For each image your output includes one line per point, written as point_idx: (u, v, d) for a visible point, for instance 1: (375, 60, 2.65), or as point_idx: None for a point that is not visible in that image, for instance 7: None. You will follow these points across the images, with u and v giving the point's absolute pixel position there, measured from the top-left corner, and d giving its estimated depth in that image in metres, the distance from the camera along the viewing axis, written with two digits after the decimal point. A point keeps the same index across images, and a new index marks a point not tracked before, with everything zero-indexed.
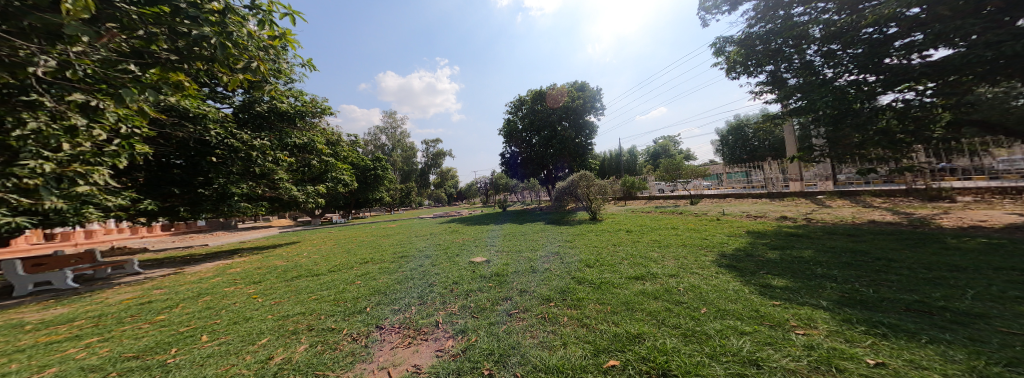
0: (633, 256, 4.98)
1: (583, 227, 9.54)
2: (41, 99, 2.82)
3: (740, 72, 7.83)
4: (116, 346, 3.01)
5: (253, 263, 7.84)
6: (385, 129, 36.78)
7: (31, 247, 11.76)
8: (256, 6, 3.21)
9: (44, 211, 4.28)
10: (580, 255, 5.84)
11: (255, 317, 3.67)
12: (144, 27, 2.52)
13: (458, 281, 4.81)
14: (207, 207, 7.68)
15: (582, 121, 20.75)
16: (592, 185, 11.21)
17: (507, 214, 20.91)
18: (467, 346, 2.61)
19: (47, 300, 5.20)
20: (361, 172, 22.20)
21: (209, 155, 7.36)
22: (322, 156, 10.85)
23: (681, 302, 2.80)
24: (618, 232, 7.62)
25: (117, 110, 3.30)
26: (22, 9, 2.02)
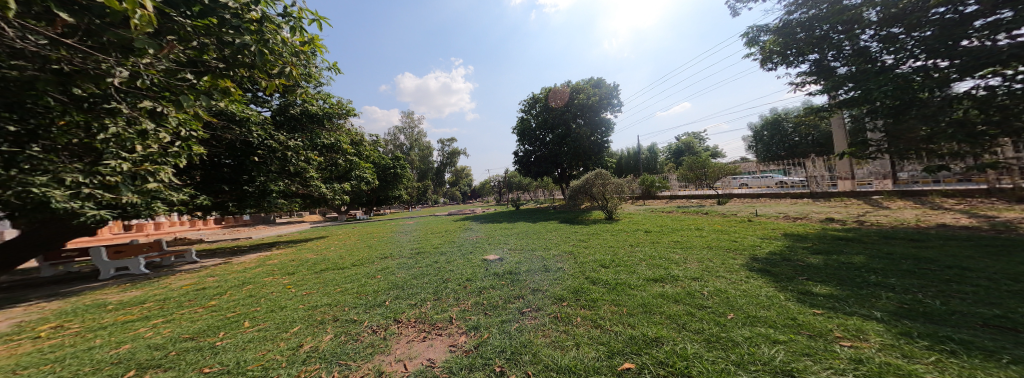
0: (652, 257, 4.81)
1: (599, 226, 9.32)
2: (118, 107, 3.21)
3: (777, 63, 7.27)
4: (176, 327, 3.36)
5: (288, 255, 8.41)
6: (403, 129, 37.99)
7: (114, 236, 13.46)
8: (287, 13, 3.41)
9: (122, 205, 4.86)
10: (595, 255, 5.73)
11: (288, 306, 3.95)
12: (197, 38, 2.76)
13: (471, 278, 4.89)
14: (251, 203, 8.34)
15: (599, 118, 20.33)
16: (609, 184, 10.91)
17: (524, 212, 20.92)
18: (480, 342, 2.65)
19: (126, 284, 5.90)
20: (382, 171, 23.10)
21: (252, 155, 8.01)
22: (347, 155, 11.41)
23: (705, 307, 2.66)
24: (636, 232, 7.38)
25: (176, 115, 3.66)
26: (102, 26, 2.29)
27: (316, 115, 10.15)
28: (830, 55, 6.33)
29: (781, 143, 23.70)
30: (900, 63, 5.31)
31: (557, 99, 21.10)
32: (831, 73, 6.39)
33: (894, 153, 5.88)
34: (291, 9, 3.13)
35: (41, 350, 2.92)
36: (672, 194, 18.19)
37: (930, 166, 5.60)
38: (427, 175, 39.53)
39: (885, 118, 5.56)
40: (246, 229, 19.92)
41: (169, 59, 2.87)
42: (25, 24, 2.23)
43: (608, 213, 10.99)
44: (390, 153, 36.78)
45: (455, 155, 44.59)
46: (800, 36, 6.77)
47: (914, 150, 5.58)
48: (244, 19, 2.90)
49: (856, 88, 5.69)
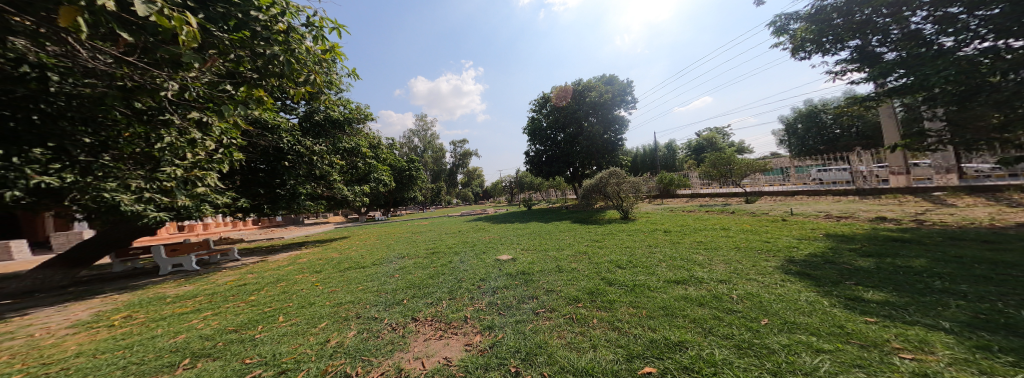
0: (672, 258, 4.64)
1: (615, 226, 9.08)
2: (173, 118, 3.53)
3: (812, 51, 6.81)
4: (222, 319, 3.62)
5: (317, 254, 8.83)
6: (417, 132, 38.90)
7: (170, 235, 14.83)
8: (310, 23, 3.58)
9: (177, 208, 5.30)
10: (611, 256, 5.59)
11: (317, 303, 4.14)
12: (234, 51, 2.95)
13: (485, 279, 4.91)
14: (283, 205, 8.79)
15: (612, 115, 19.93)
16: (625, 183, 10.60)
17: (539, 212, 20.85)
18: (494, 342, 2.65)
19: (181, 279, 6.43)
20: (398, 173, 23.65)
21: (283, 160, 8.52)
22: (366, 158, 11.82)
23: (734, 311, 2.53)
24: (654, 232, 7.12)
25: (219, 124, 3.95)
26: (156, 43, 2.49)
27: (337, 121, 10.58)
28: (875, 40, 5.85)
29: (819, 136, 22.06)
30: (962, 45, 4.82)
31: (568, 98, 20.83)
32: (878, 60, 5.86)
33: (959, 145, 5.33)
34: (312, 19, 3.28)
35: (114, 338, 3.24)
36: (693, 193, 17.48)
37: (1005, 158, 5.04)
38: (439, 176, 40.29)
39: (948, 105, 5.02)
40: (278, 230, 21.14)
41: (212, 72, 3.11)
42: (96, 45, 2.51)
43: (624, 213, 10.71)
44: (405, 155, 37.58)
45: (467, 156, 45.09)
46: (838, 22, 6.30)
47: (984, 141, 5.03)
48: (272, 30, 3.07)
49: (907, 74, 5.19)
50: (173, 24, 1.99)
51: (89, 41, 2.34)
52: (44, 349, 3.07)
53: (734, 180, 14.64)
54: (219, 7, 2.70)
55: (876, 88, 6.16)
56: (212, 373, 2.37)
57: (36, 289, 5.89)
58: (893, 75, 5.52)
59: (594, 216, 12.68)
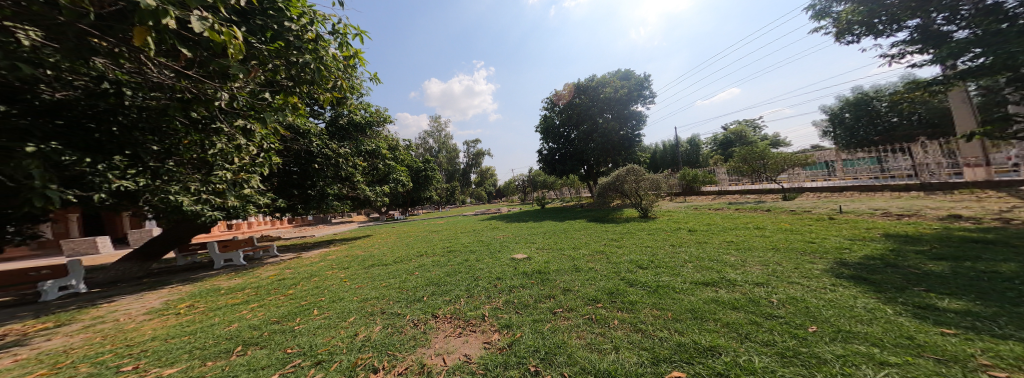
0: (698, 258, 4.43)
1: (634, 225, 8.81)
2: (223, 126, 3.85)
3: (864, 34, 6.23)
4: (266, 311, 3.90)
5: (344, 252, 9.27)
6: (432, 133, 39.75)
7: (221, 233, 16.32)
8: (335, 31, 3.75)
9: (226, 208, 5.78)
10: (631, 255, 5.42)
11: (345, 298, 4.35)
12: (273, 61, 3.15)
13: (501, 277, 4.92)
14: (315, 205, 9.32)
15: (628, 111, 19.41)
16: (644, 181, 10.25)
17: (556, 210, 20.69)
18: (512, 341, 2.65)
19: (230, 273, 6.99)
20: (415, 173, 24.27)
21: (314, 163, 9.06)
22: (386, 160, 12.22)
23: (774, 316, 2.37)
24: (677, 231, 6.83)
25: (260, 130, 4.26)
26: (209, 57, 2.72)
27: (359, 124, 11.02)
28: (940, 18, 5.25)
29: (873, 126, 19.63)
30: None
31: (581, 94, 20.41)
32: (945, 39, 5.27)
33: None
34: (338, 27, 3.42)
35: (180, 324, 3.59)
36: (720, 189, 16.59)
37: None
38: (454, 176, 41.02)
39: None
40: (309, 229, 22.57)
41: (254, 82, 3.35)
42: (162, 62, 2.80)
43: (643, 211, 10.36)
44: (421, 156, 38.48)
45: (480, 156, 45.67)
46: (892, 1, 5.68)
47: None
48: (304, 40, 3.25)
49: (984, 54, 4.60)
50: (221, 37, 2.15)
51: (156, 59, 2.62)
52: (125, 332, 3.47)
53: (767, 176, 13.71)
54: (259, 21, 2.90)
55: (944, 71, 5.52)
56: (260, 361, 2.55)
57: (117, 280, 6.68)
58: (967, 56, 4.93)
59: (610, 215, 12.37)
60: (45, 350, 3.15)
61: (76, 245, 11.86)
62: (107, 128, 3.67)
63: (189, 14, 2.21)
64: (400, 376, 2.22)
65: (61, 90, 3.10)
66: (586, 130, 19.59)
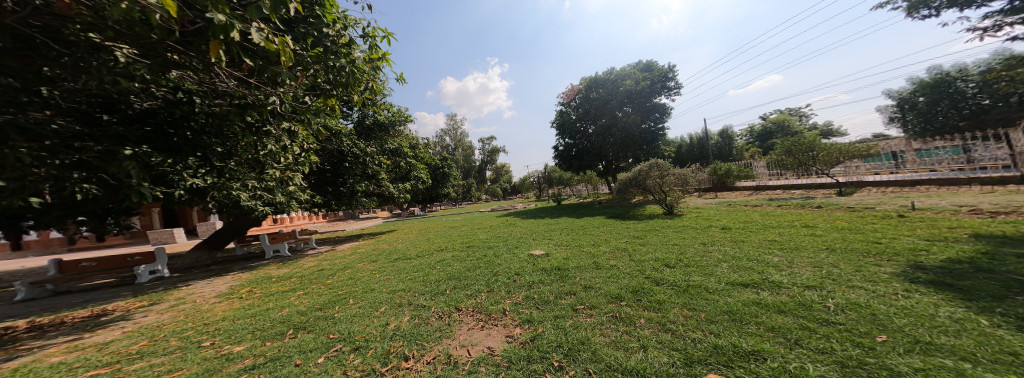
0: (731, 258, 4.16)
1: (657, 222, 8.47)
2: (272, 129, 4.22)
3: (947, 5, 5.40)
4: (309, 298, 4.23)
5: (372, 245, 9.78)
6: (449, 131, 40.53)
7: (268, 226, 17.85)
8: (366, 34, 3.94)
9: (274, 203, 6.35)
10: (656, 253, 5.21)
11: (376, 289, 4.60)
12: (313, 66, 3.37)
13: (519, 273, 4.95)
14: (346, 201, 9.90)
15: (650, 104, 18.59)
16: (667, 176, 9.78)
17: (577, 207, 20.32)
18: (535, 335, 2.67)
19: (278, 263, 7.64)
20: (433, 170, 24.87)
21: (345, 162, 9.63)
22: (408, 157, 12.65)
23: (831, 322, 2.19)
24: (708, 229, 6.44)
25: (302, 132, 4.60)
26: (262, 64, 2.97)
27: (383, 124, 11.50)
28: None
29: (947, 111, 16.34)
30: None
31: (599, 88, 19.66)
32: None
33: None
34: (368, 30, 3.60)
35: (244, 307, 4.01)
36: (758, 185, 15.40)
37: None
38: (470, 173, 41.72)
39: None
40: (340, 224, 24.12)
41: (298, 87, 3.64)
42: (226, 71, 3.12)
43: (667, 207, 9.88)
44: (439, 154, 39.31)
45: (496, 153, 46.05)
46: None
47: None
48: (339, 44, 3.43)
49: None
50: (273, 47, 2.37)
51: (221, 69, 2.96)
52: (203, 312, 3.94)
53: (816, 169, 12.41)
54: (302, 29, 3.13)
55: None
56: (308, 344, 2.78)
57: (191, 266, 7.59)
58: None
59: (631, 212, 11.94)
60: (143, 325, 3.66)
61: (157, 235, 13.60)
62: (181, 133, 4.25)
63: (250, 26, 2.44)
64: (429, 366, 2.30)
65: (146, 100, 3.61)
66: (605, 124, 19.01)
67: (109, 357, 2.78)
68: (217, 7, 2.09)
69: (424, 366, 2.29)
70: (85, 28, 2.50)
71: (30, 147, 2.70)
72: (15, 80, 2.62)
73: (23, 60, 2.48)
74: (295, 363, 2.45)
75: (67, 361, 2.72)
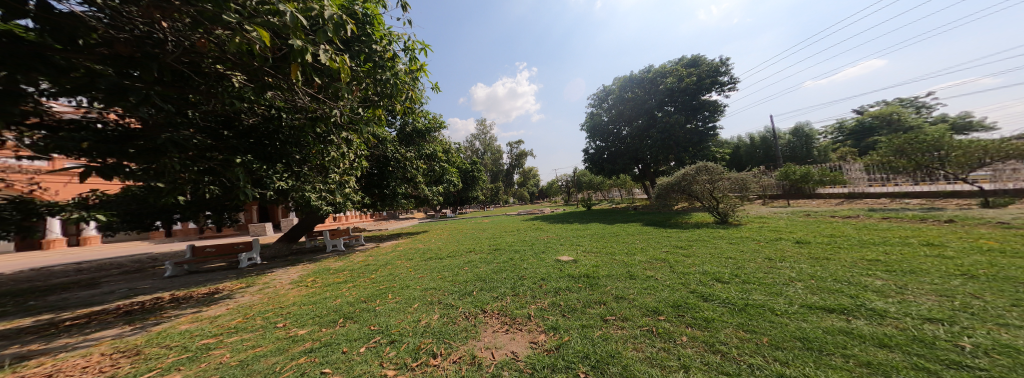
0: (807, 278, 3.55)
1: (703, 232, 7.68)
2: (334, 138, 4.67)
3: None
4: (357, 290, 4.49)
5: (409, 244, 10.23)
6: (478, 136, 41.66)
7: (327, 224, 19.82)
8: (408, 47, 4.17)
9: (335, 203, 7.03)
10: (704, 267, 4.67)
11: (410, 286, 4.73)
12: (362, 80, 3.65)
13: (546, 278, 4.76)
14: (388, 203, 10.53)
15: (697, 102, 17.17)
16: (717, 181, 8.80)
17: (614, 211, 19.38)
18: (561, 344, 2.49)
19: (335, 256, 8.36)
20: (463, 174, 25.39)
21: (387, 165, 10.30)
22: (441, 162, 13.14)
23: (965, 366, 1.71)
24: (775, 242, 5.63)
25: (356, 140, 5.00)
26: (326, 80, 3.32)
27: (421, 131, 12.10)
28: None
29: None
30: None
31: (635, 87, 19.03)
32: None
33: None
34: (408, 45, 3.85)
35: (310, 294, 4.39)
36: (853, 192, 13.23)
37: None
38: (498, 176, 42.47)
39: None
40: (383, 223, 25.97)
41: (353, 100, 4.01)
42: (303, 90, 3.58)
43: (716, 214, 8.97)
44: (469, 158, 40.53)
45: (523, 156, 46.34)
46: None
47: None
48: (382, 59, 3.65)
49: None
50: (330, 64, 2.63)
51: (299, 88, 3.44)
52: (280, 296, 4.40)
53: (942, 174, 10.20)
54: (355, 47, 3.40)
55: None
56: (352, 333, 2.91)
57: (276, 255, 8.75)
58: None
59: (673, 220, 10.99)
60: (241, 303, 4.19)
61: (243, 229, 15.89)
62: (274, 143, 4.93)
63: (318, 47, 2.73)
64: (454, 365, 2.24)
65: (251, 117, 4.35)
66: (642, 125, 18.11)
67: (217, 328, 3.24)
68: (295, 33, 2.40)
69: (450, 365, 2.24)
70: (210, 59, 3.12)
71: (178, 157, 3.44)
72: (169, 106, 3.39)
73: (175, 89, 3.18)
74: (342, 350, 2.55)
75: (190, 329, 3.23)
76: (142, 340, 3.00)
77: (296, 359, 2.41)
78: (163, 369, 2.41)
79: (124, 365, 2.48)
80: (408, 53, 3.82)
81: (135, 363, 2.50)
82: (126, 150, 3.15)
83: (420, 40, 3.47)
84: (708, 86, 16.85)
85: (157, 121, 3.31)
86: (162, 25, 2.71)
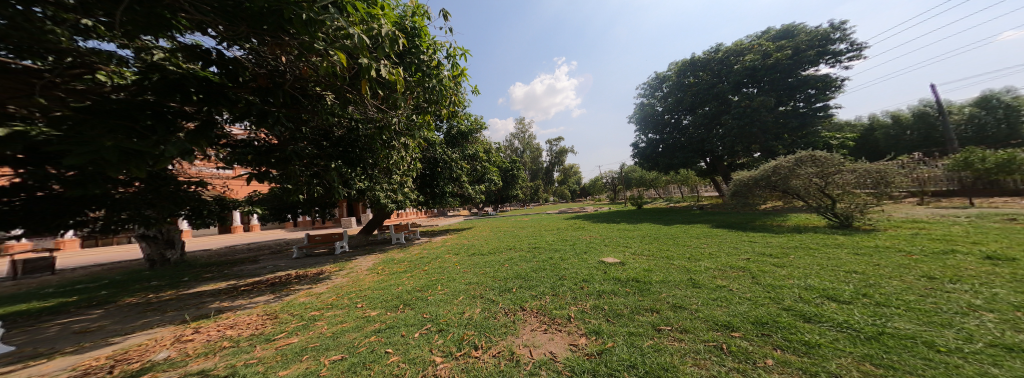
0: (1006, 309, 2.53)
1: (796, 240, 6.21)
2: (398, 144, 5.17)
3: None
4: (416, 280, 4.85)
5: (456, 240, 10.74)
6: (517, 135, 41.63)
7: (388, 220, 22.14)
8: (452, 53, 4.29)
9: (398, 201, 7.78)
10: (805, 281, 3.74)
11: (457, 279, 4.90)
12: (416, 90, 3.90)
13: (588, 280, 4.38)
14: (437, 201, 11.22)
15: (795, 79, 14.20)
16: (830, 175, 7.08)
17: (676, 210, 17.35)
18: (604, 349, 2.20)
19: (399, 248, 9.27)
20: (503, 173, 25.39)
21: (437, 166, 10.96)
22: (483, 161, 13.50)
23: None
24: (923, 257, 4.17)
25: (412, 144, 5.42)
26: (386, 92, 3.64)
27: (465, 133, 12.56)
28: None
29: None
30: None
31: (700, 70, 16.90)
32: None
33: None
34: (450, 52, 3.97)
35: (382, 280, 4.90)
36: None
37: None
38: (538, 174, 42.17)
39: None
40: (432, 220, 27.96)
41: (408, 109, 4.35)
42: (371, 102, 4.03)
43: (832, 216, 7.15)
44: (508, 157, 40.81)
45: (564, 153, 45.27)
46: None
47: None
48: (426, 66, 3.84)
49: None
50: (389, 77, 2.87)
51: (368, 101, 3.87)
52: (360, 280, 5.02)
53: None
54: (407, 59, 3.68)
55: None
56: (409, 319, 3.09)
57: (359, 245, 10.16)
58: None
59: (759, 222, 9.28)
60: (337, 283, 4.91)
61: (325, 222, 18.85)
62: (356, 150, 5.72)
63: (380, 63, 2.95)
64: (493, 359, 2.17)
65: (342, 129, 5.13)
66: (710, 112, 15.87)
67: (322, 302, 3.85)
68: (363, 52, 2.63)
69: (490, 359, 2.17)
70: (313, 83, 3.72)
71: (298, 164, 4.26)
72: (291, 124, 4.22)
73: (294, 110, 3.90)
74: (401, 333, 2.72)
75: (304, 302, 3.89)
76: (277, 308, 3.73)
77: (369, 336, 2.68)
78: (288, 333, 2.92)
79: (267, 327, 3.10)
80: (450, 60, 3.94)
81: (273, 327, 3.10)
82: (267, 160, 4.03)
83: (460, 44, 3.53)
84: (808, 58, 13.78)
85: (284, 136, 4.15)
86: (284, 59, 3.33)
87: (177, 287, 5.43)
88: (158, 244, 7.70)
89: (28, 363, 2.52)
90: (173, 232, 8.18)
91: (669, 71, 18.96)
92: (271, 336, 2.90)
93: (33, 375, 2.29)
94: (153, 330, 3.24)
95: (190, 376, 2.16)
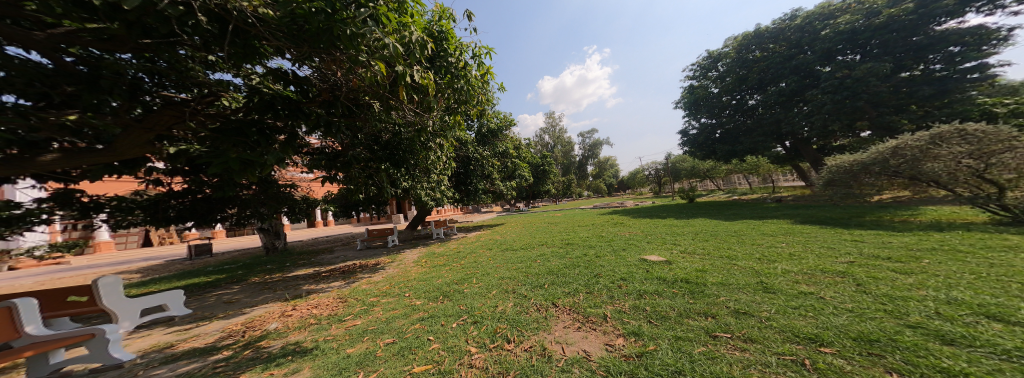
0: None
1: (919, 242, 4.80)
2: (436, 144, 5.42)
3: None
4: (452, 273, 5.11)
5: (489, 236, 10.99)
6: (548, 129, 40.64)
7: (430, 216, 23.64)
8: (478, 53, 4.31)
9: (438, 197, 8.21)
10: (945, 293, 2.84)
11: (491, 273, 5.00)
12: (448, 91, 4.01)
13: (627, 278, 4.04)
14: (472, 197, 11.54)
15: (926, 36, 10.91)
16: (993, 155, 5.38)
17: (742, 203, 15.11)
18: (644, 352, 2.00)
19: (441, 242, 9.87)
20: (533, 168, 24.34)
21: (471, 163, 11.27)
22: (513, 158, 13.50)
23: None
24: None
25: (446, 144, 5.63)
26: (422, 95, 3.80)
27: (495, 131, 12.63)
28: None
29: None
30: None
31: (770, 41, 14.56)
32: None
33: None
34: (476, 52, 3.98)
35: (427, 272, 5.28)
36: None
37: None
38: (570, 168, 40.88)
39: None
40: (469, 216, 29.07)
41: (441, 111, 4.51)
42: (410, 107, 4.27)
43: (998, 208, 5.38)
44: (540, 152, 40.08)
45: (598, 145, 43.30)
46: None
47: None
48: (455, 67, 3.91)
49: None
50: (422, 81, 2.99)
51: (407, 106, 4.11)
52: (408, 271, 5.49)
53: None
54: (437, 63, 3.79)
55: None
56: (447, 309, 3.23)
57: (408, 239, 11.10)
58: None
59: (873, 216, 7.49)
60: (390, 273, 5.44)
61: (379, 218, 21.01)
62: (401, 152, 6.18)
63: (414, 68, 3.07)
64: (525, 353, 2.14)
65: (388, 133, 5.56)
66: (789, 88, 13.29)
67: (379, 290, 4.31)
68: (398, 59, 2.75)
69: (522, 353, 2.14)
70: (363, 93, 4.07)
71: (355, 166, 4.76)
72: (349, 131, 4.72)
73: (350, 119, 4.35)
74: (440, 322, 2.87)
75: (364, 289, 4.39)
76: (345, 293, 4.29)
77: (414, 323, 2.88)
78: (354, 315, 3.32)
79: (339, 309, 3.59)
80: (477, 59, 3.96)
81: (343, 309, 3.57)
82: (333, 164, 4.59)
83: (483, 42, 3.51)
84: (944, 9, 10.34)
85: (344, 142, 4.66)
86: (338, 73, 3.69)
87: (279, 271, 6.61)
88: (269, 235, 9.47)
89: (198, 324, 3.33)
90: (279, 225, 10.00)
91: (727, 46, 16.70)
92: (341, 316, 3.34)
93: (200, 334, 3.00)
94: (266, 305, 3.99)
95: (291, 345, 2.59)
